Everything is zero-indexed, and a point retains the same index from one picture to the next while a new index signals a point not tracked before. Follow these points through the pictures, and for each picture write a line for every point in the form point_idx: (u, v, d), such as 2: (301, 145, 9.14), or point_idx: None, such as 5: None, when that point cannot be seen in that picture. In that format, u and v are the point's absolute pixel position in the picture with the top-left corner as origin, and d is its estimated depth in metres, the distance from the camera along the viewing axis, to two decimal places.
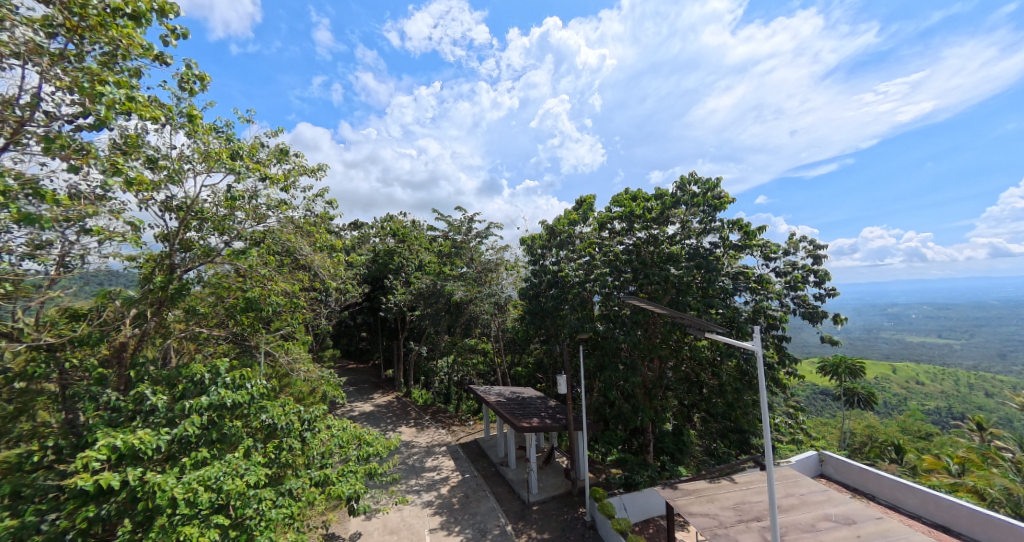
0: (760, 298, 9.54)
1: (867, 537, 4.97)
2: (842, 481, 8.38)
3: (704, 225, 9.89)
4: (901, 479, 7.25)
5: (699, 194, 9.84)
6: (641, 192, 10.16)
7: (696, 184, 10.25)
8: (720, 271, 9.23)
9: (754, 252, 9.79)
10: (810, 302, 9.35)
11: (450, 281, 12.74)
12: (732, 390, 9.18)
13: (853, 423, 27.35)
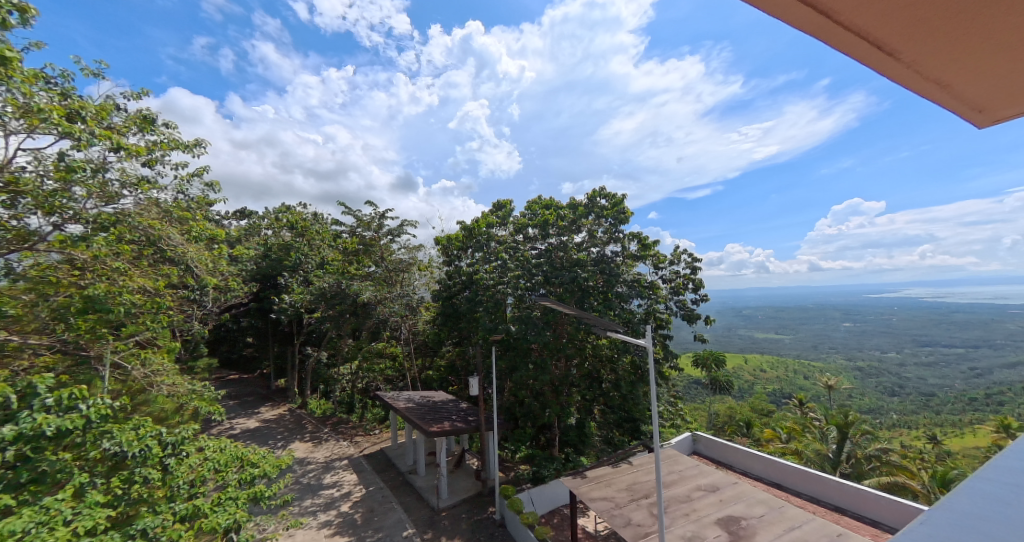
0: (651, 302, 10.80)
1: (727, 500, 5.90)
2: (709, 455, 9.79)
3: (607, 235, 10.97)
4: (752, 450, 8.74)
5: (606, 206, 10.93)
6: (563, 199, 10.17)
7: (605, 197, 11.35)
8: (619, 277, 10.29)
9: (647, 261, 11.20)
10: (688, 305, 10.86)
11: (356, 281, 12.02)
12: (627, 384, 10.21)
13: (717, 406, 32.30)
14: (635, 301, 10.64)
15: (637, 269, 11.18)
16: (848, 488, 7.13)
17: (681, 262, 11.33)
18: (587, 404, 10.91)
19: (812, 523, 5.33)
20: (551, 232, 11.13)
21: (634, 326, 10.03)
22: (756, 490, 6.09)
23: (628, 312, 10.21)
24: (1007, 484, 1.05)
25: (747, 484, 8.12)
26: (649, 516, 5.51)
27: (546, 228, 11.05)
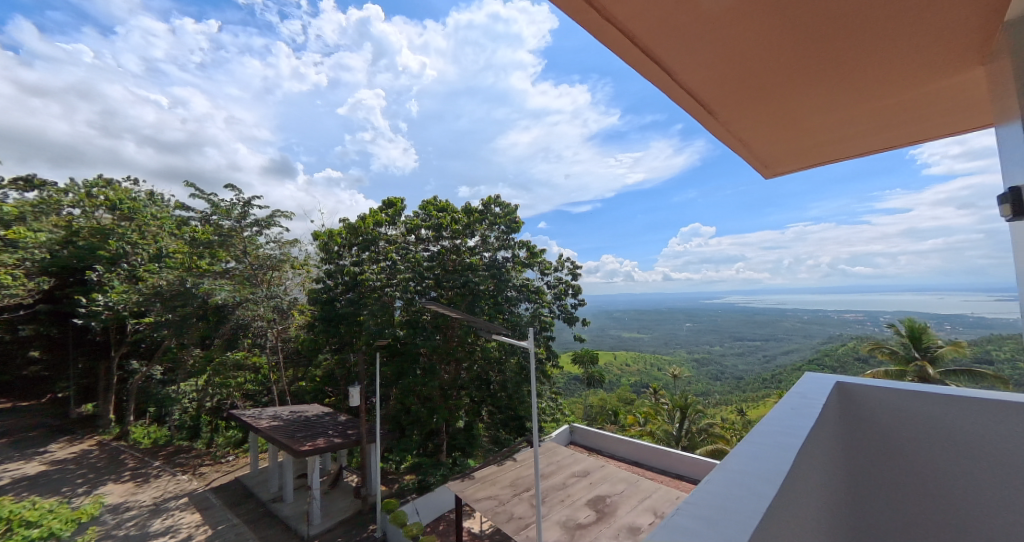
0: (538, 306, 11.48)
1: (596, 482, 6.54)
2: (583, 444, 10.78)
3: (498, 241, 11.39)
4: (616, 434, 9.87)
5: (500, 214, 11.46)
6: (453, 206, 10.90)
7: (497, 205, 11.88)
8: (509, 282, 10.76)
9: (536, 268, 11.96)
10: (568, 308, 11.85)
11: (208, 279, 10.32)
12: (513, 384, 10.47)
13: (592, 400, 35.84)
14: (523, 306, 11.18)
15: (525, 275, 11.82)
16: (686, 458, 8.46)
17: (564, 269, 12.18)
18: (474, 407, 11.05)
19: (659, 491, 6.22)
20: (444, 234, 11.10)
21: (522, 328, 10.48)
22: (619, 469, 6.85)
23: (516, 316, 10.56)
24: (762, 446, 1.41)
25: (611, 465, 9.13)
26: (529, 508, 5.76)
27: (440, 231, 10.93)
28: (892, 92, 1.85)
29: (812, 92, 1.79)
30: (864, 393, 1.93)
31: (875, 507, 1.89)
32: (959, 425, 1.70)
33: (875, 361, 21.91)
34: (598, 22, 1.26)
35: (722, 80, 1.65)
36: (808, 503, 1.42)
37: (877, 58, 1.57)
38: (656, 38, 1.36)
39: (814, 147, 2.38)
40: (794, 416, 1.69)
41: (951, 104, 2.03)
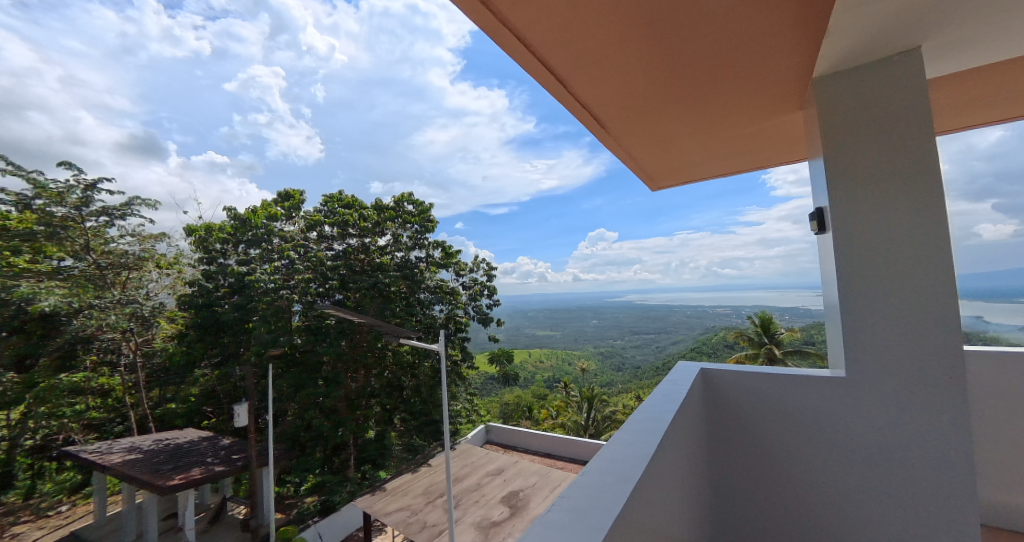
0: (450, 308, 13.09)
1: (510, 478, 6.68)
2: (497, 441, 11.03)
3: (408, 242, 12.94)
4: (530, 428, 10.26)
5: (412, 217, 12.69)
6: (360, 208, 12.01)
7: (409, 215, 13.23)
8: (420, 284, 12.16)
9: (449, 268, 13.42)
10: (482, 309, 13.29)
11: (32, 279, 8.47)
12: (426, 386, 11.39)
13: (507, 398, 36.91)
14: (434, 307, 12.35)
15: (440, 274, 13.29)
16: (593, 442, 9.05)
17: (479, 270, 12.93)
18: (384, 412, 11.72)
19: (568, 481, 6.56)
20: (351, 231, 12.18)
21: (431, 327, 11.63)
22: (532, 462, 7.08)
23: (428, 317, 12.58)
24: (638, 430, 1.57)
25: (524, 458, 9.48)
26: (442, 514, 5.66)
27: (348, 233, 12.00)
28: (728, 127, 2.44)
29: (677, 120, 2.27)
30: (720, 377, 2.39)
31: (726, 469, 2.31)
32: (785, 399, 2.12)
33: (739, 347, 26.13)
34: (498, 27, 1.43)
35: (610, 104, 2.03)
36: (669, 478, 1.62)
37: (723, 93, 2.00)
38: (559, 59, 1.63)
39: (684, 156, 2.91)
40: (665, 402, 1.90)
41: (778, 129, 2.63)
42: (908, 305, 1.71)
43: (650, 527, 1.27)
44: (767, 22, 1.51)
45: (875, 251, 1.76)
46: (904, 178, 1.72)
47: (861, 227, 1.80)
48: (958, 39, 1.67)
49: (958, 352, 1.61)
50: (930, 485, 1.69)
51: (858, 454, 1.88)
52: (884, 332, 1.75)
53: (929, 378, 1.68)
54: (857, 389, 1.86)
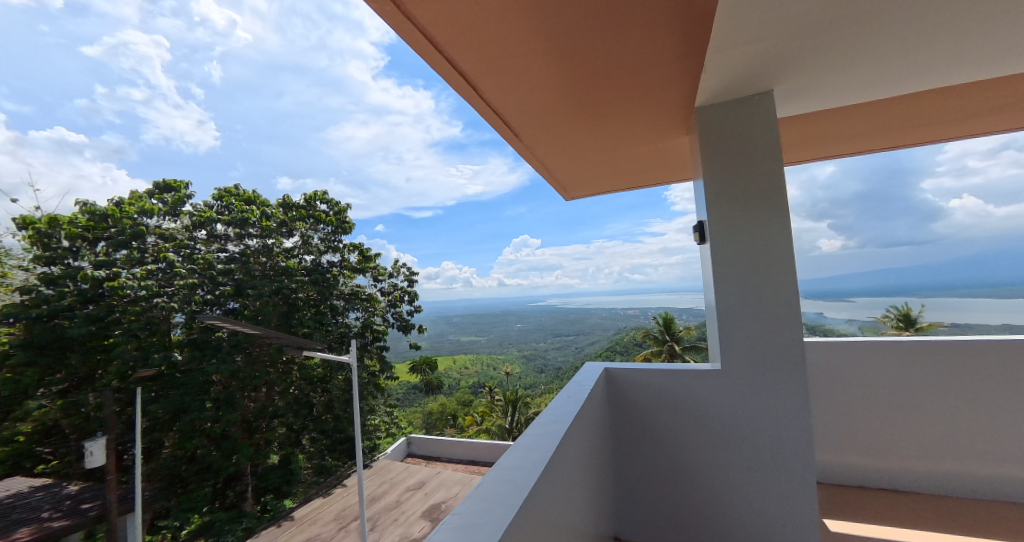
0: (367, 313, 13.95)
1: (431, 490, 6.53)
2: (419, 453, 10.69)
3: (323, 244, 14.00)
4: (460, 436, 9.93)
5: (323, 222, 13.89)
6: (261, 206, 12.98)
7: (320, 223, 14.20)
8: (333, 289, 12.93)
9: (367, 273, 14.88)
10: (402, 313, 14.67)
11: None
12: (339, 399, 12.80)
13: (431, 405, 36.14)
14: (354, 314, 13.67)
15: (357, 280, 14.29)
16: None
17: (398, 275, 15.14)
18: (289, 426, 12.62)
19: None
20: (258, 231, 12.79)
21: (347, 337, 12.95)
22: (454, 472, 6.98)
23: (343, 327, 13.07)
24: (543, 428, 1.73)
25: (447, 467, 9.30)
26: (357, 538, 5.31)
27: (246, 229, 12.69)
28: (617, 143, 3.03)
29: (578, 134, 2.74)
30: (623, 375, 2.69)
31: (626, 451, 2.67)
32: (676, 389, 2.51)
33: (646, 345, 28.81)
34: (417, 36, 1.59)
35: (524, 118, 2.43)
36: (567, 471, 1.79)
37: (624, 111, 2.43)
38: (482, 80, 1.93)
39: (594, 161, 3.43)
40: (568, 403, 2.05)
41: (672, 142, 3.20)
42: (762, 306, 2.24)
43: (554, 513, 1.45)
44: (650, 58, 1.90)
45: (741, 260, 2.27)
46: (751, 199, 2.27)
47: (732, 236, 2.31)
48: (798, 86, 2.25)
49: (797, 341, 2.16)
50: (779, 441, 2.23)
51: (727, 427, 2.35)
52: (749, 326, 2.26)
53: (781, 363, 2.20)
54: (731, 376, 2.33)
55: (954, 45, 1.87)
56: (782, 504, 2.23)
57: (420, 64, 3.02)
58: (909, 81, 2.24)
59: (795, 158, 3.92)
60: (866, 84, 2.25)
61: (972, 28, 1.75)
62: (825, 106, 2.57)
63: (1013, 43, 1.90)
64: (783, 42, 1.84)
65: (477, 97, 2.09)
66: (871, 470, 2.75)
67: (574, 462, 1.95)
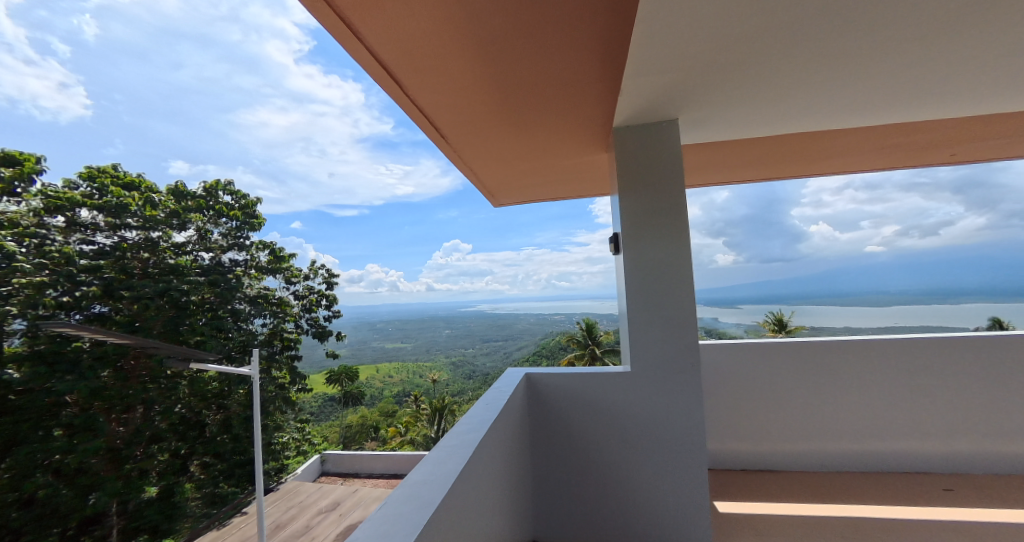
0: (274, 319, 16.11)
1: (344, 509, 6.55)
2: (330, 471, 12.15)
3: (227, 242, 15.39)
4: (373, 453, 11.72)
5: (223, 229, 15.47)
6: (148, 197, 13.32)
7: (216, 226, 15.52)
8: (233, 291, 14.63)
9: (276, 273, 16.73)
10: (319, 319, 17.68)
11: None
12: (235, 422, 13.57)
13: (352, 416, 34.20)
14: (260, 320, 15.53)
15: (264, 283, 16.15)
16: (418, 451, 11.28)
17: (314, 279, 17.75)
18: (174, 450, 12.69)
19: None
20: (155, 227, 13.36)
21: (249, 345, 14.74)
22: (371, 488, 6.89)
23: (244, 333, 14.82)
24: (443, 462, 1.60)
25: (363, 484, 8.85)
26: None
27: (125, 220, 12.67)
28: (541, 155, 2.95)
29: (502, 140, 2.62)
30: (544, 384, 2.64)
31: (547, 464, 2.61)
32: (594, 400, 2.50)
33: (569, 349, 30.34)
34: (301, 7, 1.34)
35: (443, 120, 2.28)
36: (477, 487, 1.67)
37: (545, 122, 2.36)
38: (390, 73, 1.76)
39: (519, 170, 3.34)
40: (475, 421, 2.01)
41: (593, 158, 3.16)
42: (668, 311, 2.32)
43: (457, 538, 1.35)
44: (572, 72, 1.82)
45: (651, 268, 2.35)
46: (658, 210, 2.37)
47: (642, 248, 2.37)
48: (701, 115, 2.32)
49: (697, 346, 2.27)
50: (681, 436, 2.30)
51: (641, 440, 2.37)
52: (656, 335, 2.33)
53: (684, 368, 2.30)
54: (640, 383, 2.37)
55: (832, 89, 2.00)
56: (683, 496, 2.31)
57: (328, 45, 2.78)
58: (797, 117, 2.38)
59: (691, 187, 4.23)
60: (757, 120, 2.40)
61: (843, 81, 1.92)
62: (724, 137, 2.69)
63: (869, 98, 2.14)
64: (685, 72, 1.85)
65: (387, 90, 1.92)
66: (744, 451, 3.06)
67: (489, 479, 1.84)
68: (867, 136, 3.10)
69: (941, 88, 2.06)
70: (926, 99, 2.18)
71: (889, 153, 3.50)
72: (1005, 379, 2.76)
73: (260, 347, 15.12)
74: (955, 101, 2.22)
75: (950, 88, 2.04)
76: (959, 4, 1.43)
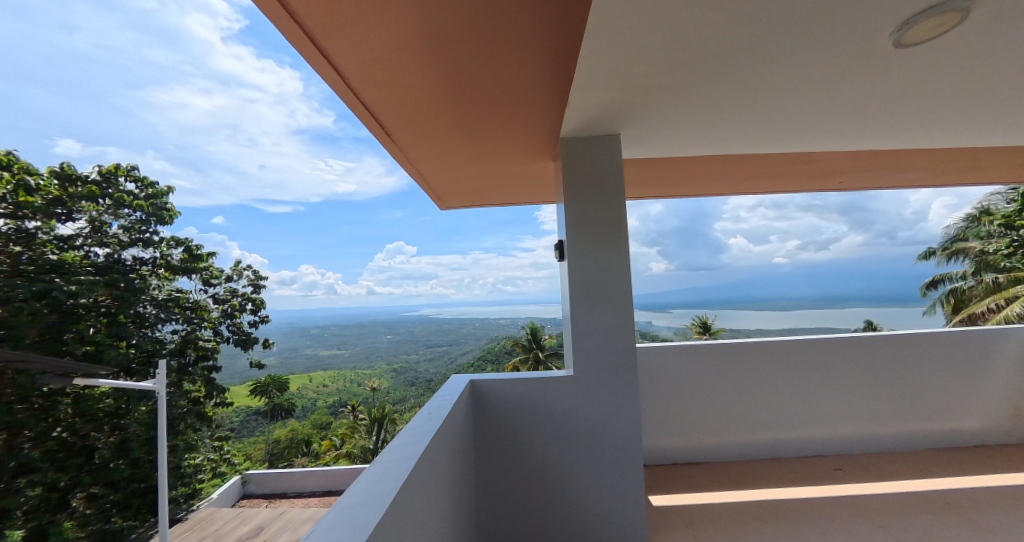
0: (192, 326, 14.62)
1: (269, 535, 6.07)
2: (256, 492, 11.67)
3: (129, 237, 13.41)
4: (303, 469, 11.13)
5: (125, 224, 13.61)
6: (22, 182, 11.80)
7: (118, 220, 13.51)
8: (140, 294, 13.25)
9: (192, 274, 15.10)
10: (244, 327, 16.29)
11: None
12: (136, 441, 12.22)
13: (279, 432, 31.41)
14: (171, 325, 14.04)
15: (178, 283, 14.82)
16: (349, 467, 10.87)
17: (242, 279, 16.50)
18: (51, 482, 11.18)
19: None
20: (30, 215, 11.83)
21: (156, 355, 13.12)
22: (302, 509, 6.76)
23: (154, 342, 13.21)
24: (399, 449, 1.67)
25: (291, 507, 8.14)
26: None
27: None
28: (483, 155, 3.32)
29: (448, 140, 2.96)
30: (487, 387, 2.84)
31: (488, 459, 2.80)
32: (539, 398, 2.79)
33: (513, 353, 30.43)
34: (279, 10, 1.54)
35: (392, 114, 2.52)
36: (434, 475, 1.79)
37: (498, 123, 2.70)
38: (350, 69, 1.98)
39: (470, 169, 3.66)
40: (427, 423, 2.03)
41: (535, 163, 3.62)
42: (604, 315, 2.76)
43: (419, 525, 1.45)
44: (520, 81, 2.20)
45: (591, 277, 2.76)
46: (594, 219, 2.83)
47: (580, 256, 2.80)
48: (638, 132, 2.90)
49: (632, 347, 2.73)
50: (617, 431, 2.72)
51: (576, 426, 2.76)
52: (596, 336, 2.75)
53: (619, 368, 2.74)
54: (580, 381, 2.75)
55: (736, 117, 2.76)
56: (617, 483, 2.74)
57: (270, 33, 2.83)
58: (708, 137, 3.19)
59: (635, 178, 4.60)
60: (679, 139, 3.16)
61: (738, 109, 2.61)
62: (658, 146, 3.32)
63: (758, 125, 2.97)
64: (626, 95, 2.34)
65: (340, 85, 2.13)
66: (678, 445, 4.07)
67: (442, 462, 1.97)
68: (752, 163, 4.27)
69: (797, 124, 3.02)
70: (788, 129, 3.11)
71: (770, 174, 4.73)
72: (910, 378, 4.13)
73: (170, 358, 13.44)
74: (806, 131, 3.18)
75: (806, 120, 2.91)
76: (827, 68, 2.14)
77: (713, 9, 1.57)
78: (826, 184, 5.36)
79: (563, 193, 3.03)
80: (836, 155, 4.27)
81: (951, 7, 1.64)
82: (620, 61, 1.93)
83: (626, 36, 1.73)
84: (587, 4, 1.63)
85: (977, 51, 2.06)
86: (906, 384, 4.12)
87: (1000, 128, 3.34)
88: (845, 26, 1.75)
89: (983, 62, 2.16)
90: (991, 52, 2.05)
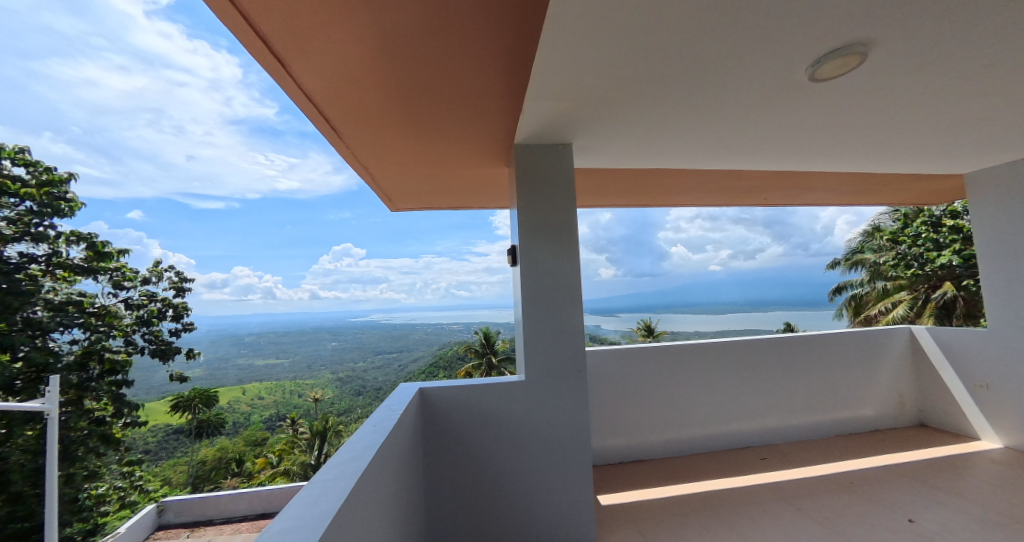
0: (98, 334, 12.61)
1: None
2: (175, 522, 10.28)
3: (15, 230, 11.29)
4: (232, 492, 9.94)
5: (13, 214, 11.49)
6: None
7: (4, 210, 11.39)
8: (31, 295, 11.10)
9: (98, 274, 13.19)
10: (161, 337, 15.05)
11: None
12: (17, 471, 10.39)
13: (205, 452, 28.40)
14: (70, 333, 11.91)
15: (81, 285, 12.69)
16: (285, 487, 9.95)
17: (159, 280, 15.40)
18: None
19: None
20: None
21: (49, 370, 11.03)
22: None
23: (46, 355, 11.05)
24: (349, 456, 1.71)
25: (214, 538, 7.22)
26: None
27: None
28: (436, 163, 3.28)
29: (401, 146, 2.90)
30: (438, 395, 2.94)
31: (434, 463, 2.90)
32: (490, 402, 2.93)
33: (467, 359, 30.04)
34: (225, 6, 1.52)
35: (343, 117, 2.42)
36: (380, 480, 1.83)
37: (454, 130, 2.69)
38: (299, 69, 1.92)
39: (421, 176, 3.53)
40: (373, 433, 2.02)
41: (490, 171, 3.53)
42: (555, 321, 2.94)
43: (362, 531, 1.50)
44: (477, 91, 2.23)
45: (539, 288, 2.92)
46: (545, 227, 2.97)
47: (529, 267, 2.94)
48: (585, 143, 3.02)
49: (581, 351, 2.96)
50: (567, 430, 2.94)
51: (525, 427, 2.93)
52: (547, 342, 2.93)
53: (568, 371, 2.95)
54: (531, 386, 2.93)
55: (675, 137, 2.96)
56: (564, 479, 2.94)
57: (205, 18, 2.60)
58: (647, 156, 3.36)
59: (609, 188, 4.58)
60: (624, 155, 3.31)
61: (680, 127, 2.77)
62: (604, 162, 3.48)
63: (697, 145, 3.19)
64: (578, 107, 2.42)
65: (290, 85, 2.06)
66: (624, 446, 4.49)
67: (390, 470, 2.02)
68: (694, 178, 4.44)
69: (727, 147, 3.27)
70: (715, 151, 3.38)
71: (711, 189, 4.94)
72: (813, 380, 4.98)
73: (66, 374, 11.28)
74: (735, 154, 3.46)
75: (729, 143, 3.16)
76: (759, 94, 2.37)
77: (648, 32, 1.72)
78: (756, 202, 5.78)
79: (517, 198, 3.04)
80: (765, 175, 4.62)
81: (852, 51, 1.94)
82: (572, 72, 2.02)
83: (580, 46, 1.81)
84: (542, 20, 1.67)
85: (873, 91, 2.42)
86: (808, 384, 4.96)
87: (895, 159, 3.85)
88: (770, 56, 1.98)
89: (872, 100, 2.55)
90: (878, 91, 2.42)
